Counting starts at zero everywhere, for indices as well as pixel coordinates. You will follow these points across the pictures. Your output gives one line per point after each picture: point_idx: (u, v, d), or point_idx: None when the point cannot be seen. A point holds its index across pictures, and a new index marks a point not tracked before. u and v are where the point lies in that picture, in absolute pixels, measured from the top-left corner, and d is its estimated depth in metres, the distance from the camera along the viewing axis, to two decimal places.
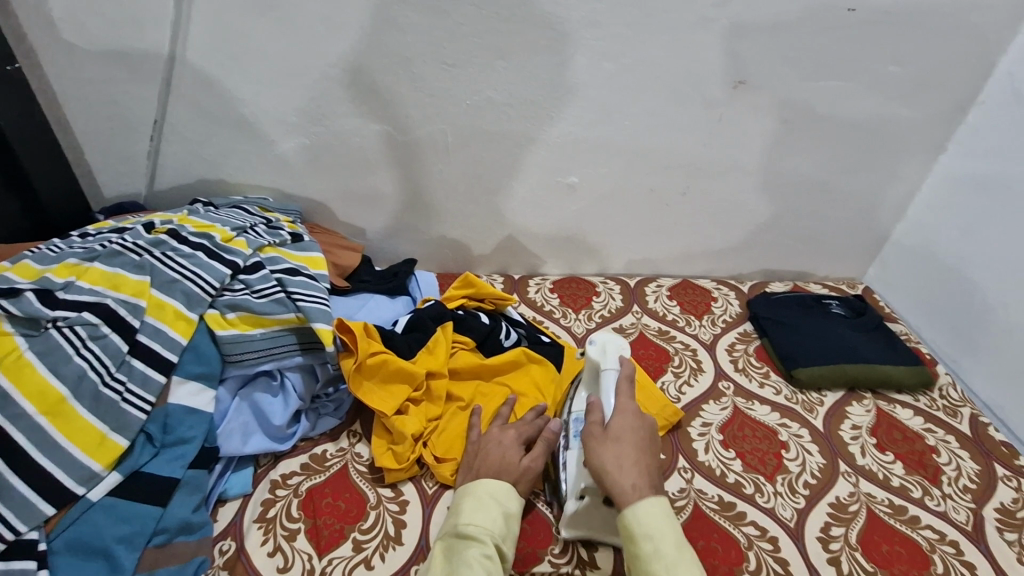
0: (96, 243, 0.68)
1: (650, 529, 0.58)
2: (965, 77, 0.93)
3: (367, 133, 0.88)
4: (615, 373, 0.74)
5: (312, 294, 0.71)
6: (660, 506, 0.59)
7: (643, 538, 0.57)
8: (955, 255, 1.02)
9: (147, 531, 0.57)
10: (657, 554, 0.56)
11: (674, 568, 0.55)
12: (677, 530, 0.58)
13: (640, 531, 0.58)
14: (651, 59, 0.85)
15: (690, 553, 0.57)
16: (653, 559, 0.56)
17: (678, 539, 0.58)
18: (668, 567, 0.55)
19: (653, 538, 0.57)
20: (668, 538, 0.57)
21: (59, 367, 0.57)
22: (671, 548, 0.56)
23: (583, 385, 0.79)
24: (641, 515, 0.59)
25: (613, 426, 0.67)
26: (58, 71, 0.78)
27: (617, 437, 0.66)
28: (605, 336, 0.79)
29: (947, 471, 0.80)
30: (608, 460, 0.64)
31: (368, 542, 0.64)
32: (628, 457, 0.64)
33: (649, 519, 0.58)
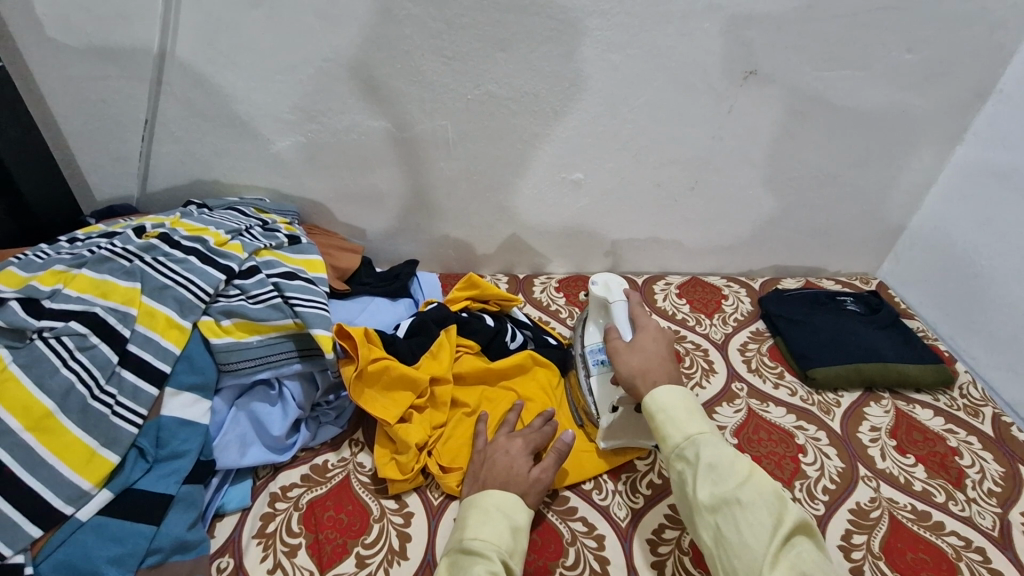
0: (84, 248, 0.65)
1: (663, 400, 0.62)
2: (983, 64, 0.89)
3: (366, 130, 0.85)
4: (623, 303, 0.75)
5: (310, 299, 0.68)
6: (676, 385, 0.63)
7: (657, 409, 0.61)
8: (974, 249, 0.99)
9: (139, 551, 0.54)
10: (670, 420, 0.60)
11: (685, 428, 0.59)
12: (692, 400, 0.62)
13: (655, 404, 0.62)
14: (658, 49, 0.81)
15: (703, 417, 0.61)
16: (666, 422, 0.60)
17: (695, 409, 0.61)
18: (680, 426, 0.59)
19: (668, 408, 0.61)
20: (683, 406, 0.61)
21: (45, 380, 0.55)
22: (684, 412, 0.60)
23: (590, 319, 0.80)
24: (657, 391, 0.63)
25: (639, 340, 0.70)
26: (43, 69, 0.75)
27: (641, 347, 0.69)
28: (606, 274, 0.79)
29: (971, 474, 0.77)
30: (638, 365, 0.66)
31: (372, 557, 0.62)
32: (655, 361, 0.67)
33: (666, 392, 0.62)
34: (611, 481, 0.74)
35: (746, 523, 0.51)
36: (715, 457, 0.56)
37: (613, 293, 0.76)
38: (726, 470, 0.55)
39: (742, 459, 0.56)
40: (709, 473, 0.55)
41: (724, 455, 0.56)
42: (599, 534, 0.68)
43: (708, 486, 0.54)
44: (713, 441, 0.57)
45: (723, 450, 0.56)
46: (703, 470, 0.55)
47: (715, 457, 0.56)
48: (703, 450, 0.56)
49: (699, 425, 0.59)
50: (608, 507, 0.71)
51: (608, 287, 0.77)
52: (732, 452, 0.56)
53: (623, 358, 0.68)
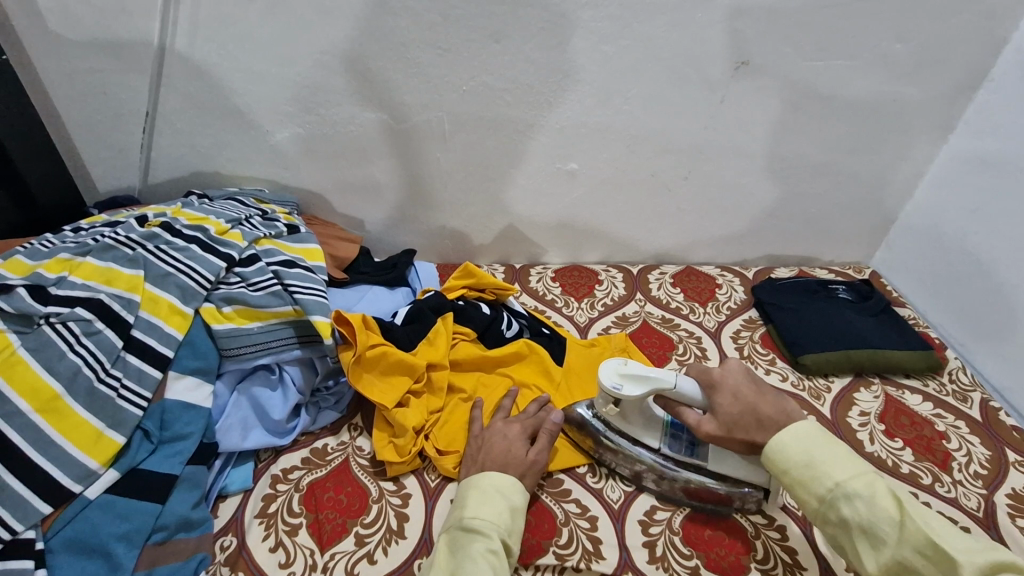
0: (88, 237, 0.66)
1: (782, 462, 0.57)
2: (973, 54, 0.90)
3: (363, 121, 0.86)
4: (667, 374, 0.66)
5: (309, 286, 0.70)
6: (789, 434, 0.58)
7: (780, 472, 0.58)
8: (965, 237, 1.00)
9: (145, 527, 0.56)
10: (800, 482, 0.56)
11: (818, 487, 0.55)
12: (810, 439, 0.57)
13: (779, 468, 0.58)
14: (651, 40, 0.83)
15: (835, 457, 0.56)
16: (796, 488, 0.56)
17: (820, 452, 0.56)
18: (810, 488, 0.55)
19: (791, 471, 0.57)
20: (807, 458, 0.56)
21: (53, 364, 0.57)
22: (811, 466, 0.56)
23: (639, 431, 0.71)
24: (775, 451, 0.58)
25: (721, 408, 0.63)
26: (47, 62, 0.77)
27: (735, 414, 0.62)
28: (608, 372, 0.66)
29: (957, 457, 0.78)
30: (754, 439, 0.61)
31: (371, 536, 0.64)
32: (759, 419, 0.60)
33: (785, 450, 0.57)
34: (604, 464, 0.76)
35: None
36: (865, 518, 0.52)
37: (648, 379, 0.64)
38: (881, 529, 0.51)
39: (890, 507, 0.52)
40: (866, 536, 0.52)
41: (872, 513, 0.52)
42: (592, 515, 0.70)
43: (868, 551, 0.52)
44: (854, 495, 0.53)
45: (868, 506, 0.52)
46: (858, 536, 0.53)
47: (862, 518, 0.52)
48: (846, 513, 0.53)
49: (830, 476, 0.55)
50: (601, 489, 0.73)
51: (631, 377, 0.65)
52: (877, 501, 0.52)
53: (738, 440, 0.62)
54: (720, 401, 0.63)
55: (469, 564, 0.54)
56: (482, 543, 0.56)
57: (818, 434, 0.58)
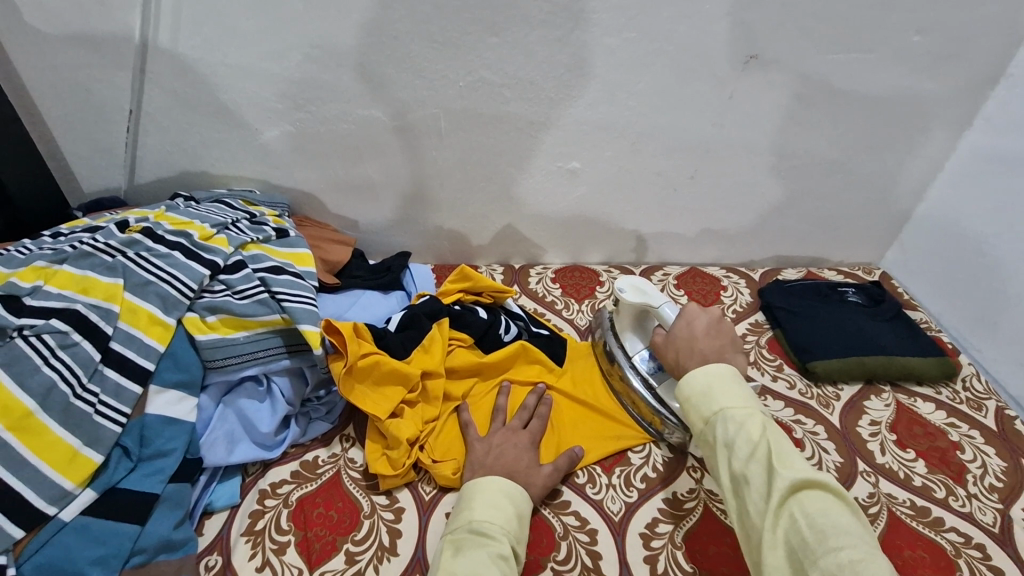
0: (66, 244, 0.64)
1: (684, 389, 0.60)
2: (993, 46, 0.87)
3: (357, 119, 0.83)
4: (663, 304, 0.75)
5: (298, 293, 0.67)
6: (703, 365, 0.60)
7: (679, 396, 0.60)
8: (982, 238, 0.96)
9: (123, 552, 0.54)
10: (691, 404, 0.58)
11: (702, 409, 0.57)
12: (716, 374, 0.58)
13: (680, 391, 0.60)
14: (657, 33, 0.79)
15: (731, 388, 0.57)
16: (688, 408, 0.59)
17: (720, 383, 0.58)
18: (696, 408, 0.58)
19: (688, 396, 0.59)
20: (708, 385, 0.58)
21: (24, 379, 0.54)
22: (706, 391, 0.58)
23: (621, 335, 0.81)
24: (690, 376, 0.60)
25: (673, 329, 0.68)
26: (26, 58, 0.74)
27: (680, 334, 0.67)
28: (624, 280, 0.78)
29: (972, 469, 0.75)
30: (673, 356, 0.67)
31: (362, 554, 0.61)
32: (696, 342, 0.65)
33: (695, 377, 0.59)
34: (604, 474, 0.73)
35: (754, 499, 0.50)
36: (730, 437, 0.54)
37: (645, 293, 0.75)
38: (737, 445, 0.53)
39: (754, 429, 0.53)
40: (726, 454, 0.54)
41: (737, 433, 0.53)
42: (592, 528, 0.67)
43: (724, 469, 0.53)
44: (728, 418, 0.55)
45: (737, 427, 0.54)
46: (721, 454, 0.54)
47: (730, 437, 0.54)
48: (718, 432, 0.55)
49: (717, 402, 0.56)
50: (602, 501, 0.70)
51: (637, 289, 0.77)
52: (745, 423, 0.53)
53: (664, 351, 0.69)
54: (676, 326, 0.69)
55: (480, 567, 0.53)
56: (492, 546, 0.55)
57: (727, 373, 0.59)
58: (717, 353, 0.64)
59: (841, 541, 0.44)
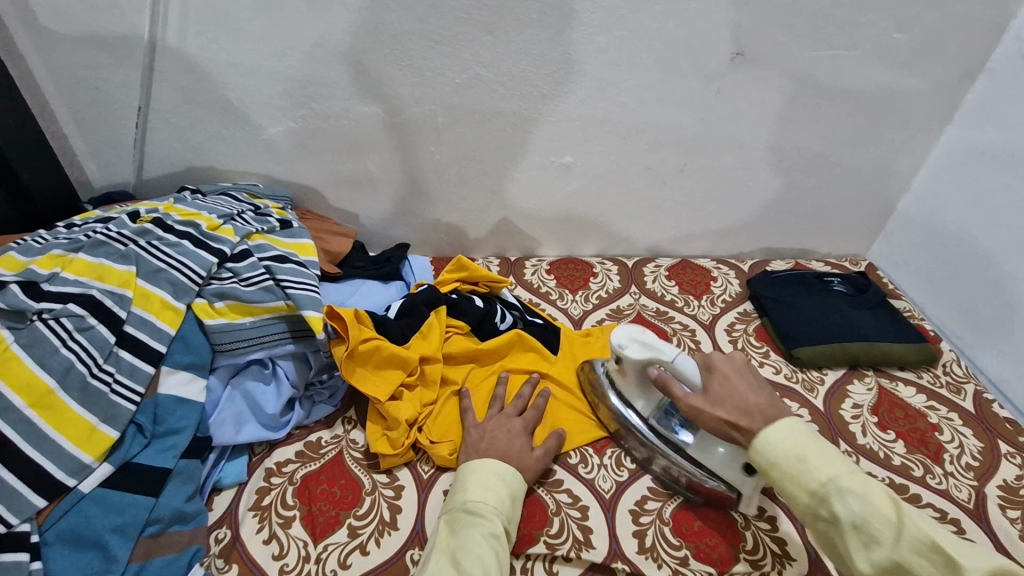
0: (81, 233, 0.67)
1: (775, 458, 0.56)
2: (971, 43, 0.90)
3: (356, 115, 0.86)
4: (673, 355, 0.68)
5: (301, 281, 0.70)
6: (779, 427, 0.57)
7: (770, 467, 0.57)
8: (963, 229, 0.99)
9: (139, 521, 0.57)
10: (789, 476, 0.55)
11: (807, 481, 0.54)
12: (801, 435, 0.56)
13: (767, 459, 0.57)
14: (645, 31, 0.82)
15: (829, 453, 0.55)
16: (785, 482, 0.56)
17: (812, 448, 0.55)
18: (801, 483, 0.54)
19: (783, 467, 0.56)
20: (802, 451, 0.55)
21: (45, 359, 0.57)
22: (805, 459, 0.55)
23: (632, 393, 0.73)
24: (776, 441, 0.57)
25: (712, 389, 0.63)
26: (39, 57, 0.77)
27: (724, 393, 0.62)
28: (620, 332, 0.71)
29: (950, 449, 0.78)
30: (726, 417, 0.60)
31: (364, 527, 0.64)
32: (748, 399, 0.60)
33: (784, 441, 0.56)
34: (596, 455, 0.76)
35: None
36: (859, 515, 0.51)
37: (653, 347, 0.68)
38: (874, 525, 0.50)
39: (886, 505, 0.51)
40: (859, 535, 0.51)
41: (866, 511, 0.51)
42: (583, 504, 0.70)
43: (861, 551, 0.51)
44: (846, 491, 0.52)
45: (863, 502, 0.51)
46: (851, 535, 0.51)
47: (859, 515, 0.51)
48: (839, 508, 0.52)
49: (819, 471, 0.54)
50: (593, 479, 0.73)
51: (638, 343, 0.69)
52: (871, 499, 0.51)
53: (707, 415, 0.62)
54: (713, 382, 0.63)
55: (472, 545, 0.57)
56: (484, 526, 0.59)
57: (805, 429, 0.57)
58: (773, 406, 0.60)
59: None
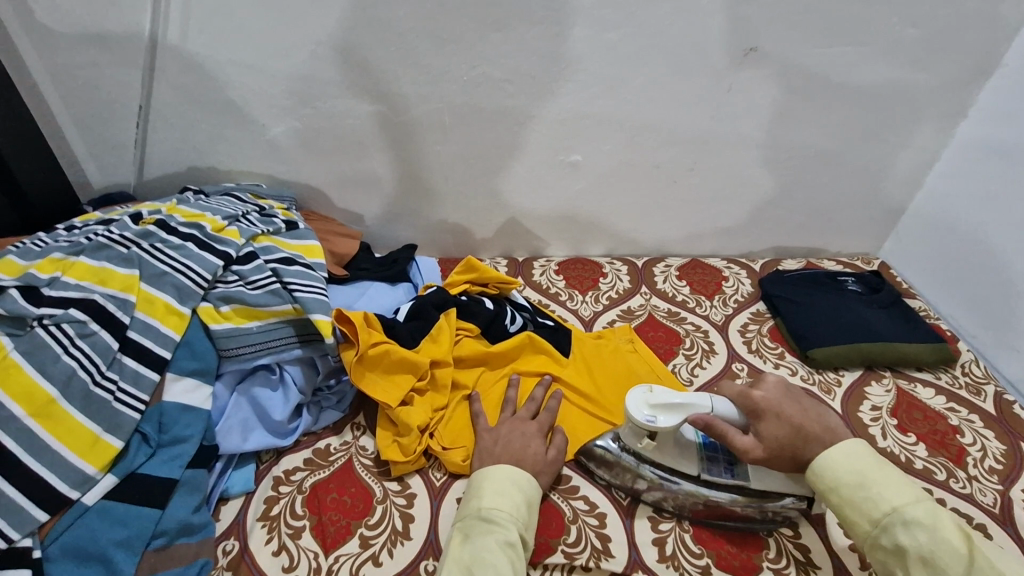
0: (82, 236, 0.65)
1: (836, 483, 0.57)
2: (985, 39, 0.88)
3: (360, 114, 0.84)
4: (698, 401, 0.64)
5: (309, 284, 0.68)
6: (841, 453, 0.58)
7: (830, 491, 0.57)
8: (977, 227, 0.97)
9: (144, 534, 0.55)
10: (851, 504, 0.56)
11: (870, 509, 0.54)
12: (864, 462, 0.57)
13: (827, 484, 0.57)
14: (655, 27, 0.80)
15: (895, 481, 0.55)
16: (846, 508, 0.56)
17: (877, 476, 0.56)
18: (863, 510, 0.55)
19: (843, 493, 0.56)
20: (867, 479, 0.56)
21: (47, 366, 0.55)
22: (868, 487, 0.55)
23: (670, 455, 0.67)
24: (837, 467, 0.57)
25: (769, 432, 0.60)
26: (36, 56, 0.75)
27: (787, 435, 0.60)
28: (636, 405, 0.64)
29: (972, 452, 0.77)
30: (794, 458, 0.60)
31: (376, 537, 0.62)
32: (809, 433, 0.59)
33: (846, 467, 0.57)
34: None
35: None
36: (925, 546, 0.51)
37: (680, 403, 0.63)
38: (941, 558, 0.50)
39: (954, 537, 0.51)
40: (924, 566, 0.51)
41: (933, 543, 0.51)
42: (601, 512, 0.68)
43: None
44: (912, 522, 0.52)
45: (930, 534, 0.51)
46: (914, 565, 0.51)
47: (924, 546, 0.51)
48: (903, 538, 0.52)
49: (884, 500, 0.54)
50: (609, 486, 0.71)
51: (664, 406, 0.63)
52: (938, 530, 0.51)
53: (778, 460, 0.61)
54: (769, 423, 0.61)
55: (488, 554, 0.54)
56: (500, 533, 0.57)
57: (870, 457, 0.57)
58: (827, 431, 0.60)
59: None
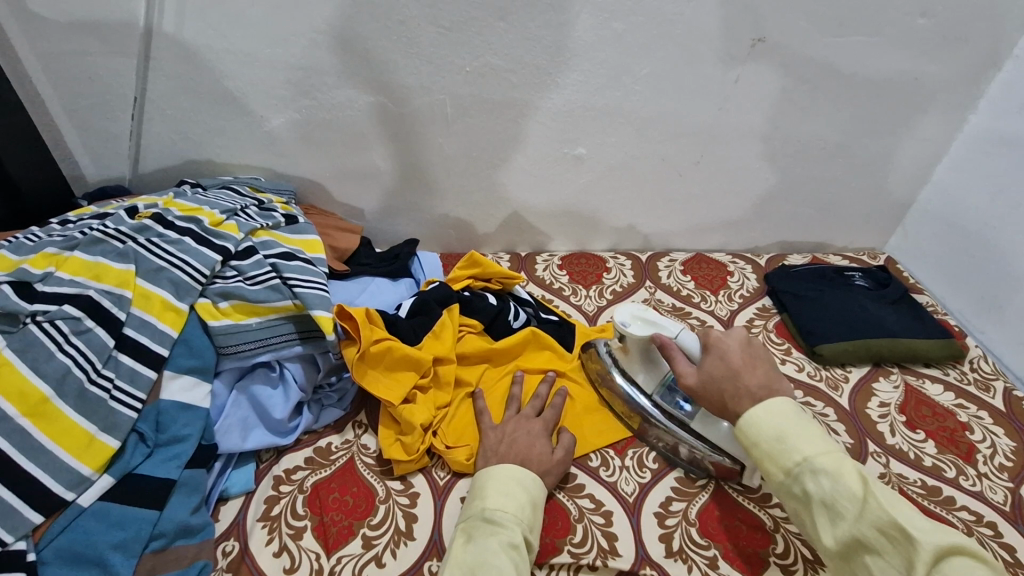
0: (75, 230, 0.63)
1: (754, 436, 0.55)
2: (998, 29, 0.87)
3: (361, 105, 0.83)
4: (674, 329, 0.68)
5: (309, 279, 0.66)
6: (764, 406, 0.55)
7: (750, 445, 0.55)
8: (986, 222, 0.96)
9: (142, 536, 0.53)
10: (767, 456, 0.54)
11: (782, 460, 0.53)
12: (783, 414, 0.54)
13: (746, 436, 0.55)
14: (662, 16, 0.79)
15: (812, 431, 0.53)
16: (763, 460, 0.54)
17: (796, 428, 0.53)
18: (776, 461, 0.53)
19: (761, 447, 0.54)
20: (784, 431, 0.53)
21: (40, 365, 0.54)
22: (784, 438, 0.53)
23: (637, 365, 0.73)
24: (759, 419, 0.55)
25: (706, 365, 0.62)
26: (27, 45, 0.73)
27: (720, 373, 0.60)
28: (624, 310, 0.72)
29: (982, 449, 0.76)
30: (718, 397, 0.60)
31: (379, 538, 0.61)
32: (742, 377, 0.59)
33: (768, 420, 0.54)
34: (617, 457, 0.73)
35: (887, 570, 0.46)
36: (828, 493, 0.49)
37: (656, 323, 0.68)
38: (841, 505, 0.49)
39: (857, 485, 0.49)
40: (826, 512, 0.49)
41: (837, 490, 0.49)
42: (606, 510, 0.67)
43: (828, 527, 0.49)
44: (819, 471, 0.50)
45: (835, 482, 0.49)
46: (818, 512, 0.50)
47: (829, 493, 0.49)
48: (809, 487, 0.50)
49: (797, 450, 0.52)
50: (615, 482, 0.70)
51: (642, 320, 0.70)
52: (843, 478, 0.49)
53: (703, 394, 0.61)
54: (709, 360, 0.62)
55: (491, 556, 0.53)
56: (503, 535, 0.55)
57: (792, 409, 0.55)
58: (765, 388, 0.57)
59: None
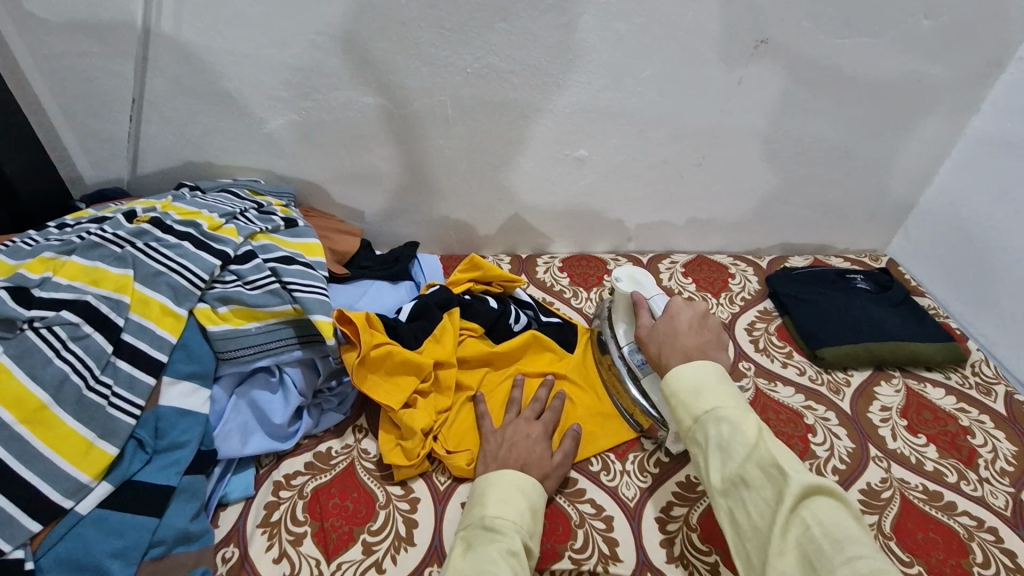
0: (73, 235, 0.63)
1: (675, 388, 0.56)
2: (1002, 30, 0.86)
3: (361, 107, 0.82)
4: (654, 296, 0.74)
5: (309, 284, 0.66)
6: (692, 364, 0.57)
7: (671, 397, 0.57)
8: (989, 225, 0.96)
9: (141, 544, 0.53)
10: (681, 404, 0.55)
11: (693, 407, 0.54)
12: (706, 372, 0.56)
13: (667, 386, 0.57)
14: (665, 18, 0.78)
15: (727, 387, 0.55)
16: (677, 408, 0.56)
17: (714, 383, 0.55)
18: (686, 407, 0.55)
19: (679, 398, 0.56)
20: (700, 381, 0.55)
21: (37, 371, 0.53)
22: (699, 388, 0.55)
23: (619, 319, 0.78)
24: (683, 372, 0.57)
25: (657, 323, 0.67)
26: (25, 46, 0.72)
27: (665, 329, 0.65)
28: (624, 269, 0.77)
29: (983, 453, 0.76)
30: (657, 349, 0.64)
31: (379, 544, 0.61)
32: (682, 336, 0.63)
33: (692, 374, 0.56)
34: (618, 461, 0.73)
35: (760, 506, 0.47)
36: (724, 435, 0.51)
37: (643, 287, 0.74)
38: (732, 445, 0.50)
39: (751, 431, 0.50)
40: (719, 454, 0.51)
41: (733, 433, 0.51)
42: (607, 515, 0.67)
43: (717, 466, 0.50)
44: (722, 418, 0.52)
45: (732, 426, 0.51)
46: (713, 454, 0.51)
47: (725, 435, 0.51)
48: (710, 430, 0.52)
49: (708, 400, 0.54)
50: (616, 487, 0.70)
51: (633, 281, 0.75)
52: (741, 424, 0.51)
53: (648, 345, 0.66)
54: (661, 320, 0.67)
55: (491, 562, 0.52)
56: (504, 542, 0.54)
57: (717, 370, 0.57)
58: (699, 349, 0.61)
59: (859, 550, 0.42)
